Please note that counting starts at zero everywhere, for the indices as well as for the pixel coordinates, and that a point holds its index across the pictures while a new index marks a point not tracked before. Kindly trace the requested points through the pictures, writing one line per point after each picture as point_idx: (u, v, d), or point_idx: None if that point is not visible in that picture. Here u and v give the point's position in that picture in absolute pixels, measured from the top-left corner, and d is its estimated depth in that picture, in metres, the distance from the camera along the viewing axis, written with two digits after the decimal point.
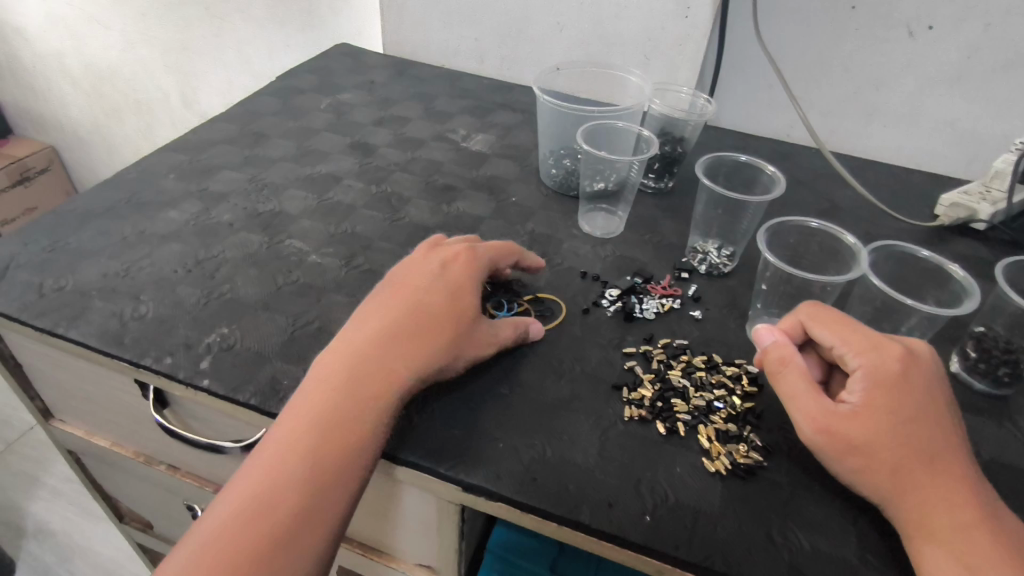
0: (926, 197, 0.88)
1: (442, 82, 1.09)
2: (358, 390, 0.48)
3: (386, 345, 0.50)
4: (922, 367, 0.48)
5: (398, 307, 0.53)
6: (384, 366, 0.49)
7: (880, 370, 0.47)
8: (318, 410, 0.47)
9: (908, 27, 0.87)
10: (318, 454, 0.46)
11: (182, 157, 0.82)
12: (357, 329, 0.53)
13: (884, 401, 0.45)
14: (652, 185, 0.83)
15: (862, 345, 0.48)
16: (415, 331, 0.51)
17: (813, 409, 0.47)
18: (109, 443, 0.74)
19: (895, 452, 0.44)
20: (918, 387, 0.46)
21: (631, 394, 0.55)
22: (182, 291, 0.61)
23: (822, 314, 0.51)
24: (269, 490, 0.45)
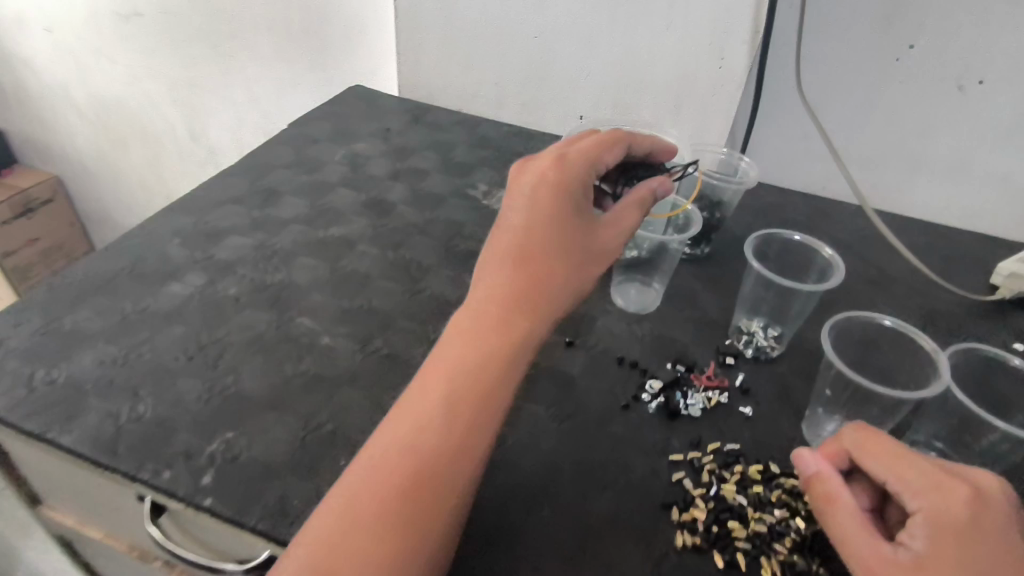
0: (980, 263, 0.82)
1: (460, 129, 1.04)
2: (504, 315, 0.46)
3: (533, 265, 0.47)
4: (996, 509, 0.41)
5: (535, 215, 0.49)
6: (532, 285, 0.47)
7: (945, 515, 0.40)
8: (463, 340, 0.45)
9: (956, 81, 0.81)
10: (473, 379, 0.43)
11: (187, 219, 0.77)
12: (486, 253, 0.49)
13: (954, 555, 0.39)
14: (688, 253, 0.77)
15: (920, 482, 0.42)
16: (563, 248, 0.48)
17: (868, 558, 0.41)
18: (101, 534, 0.68)
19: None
20: (993, 537, 0.40)
21: (682, 516, 0.49)
22: (184, 386, 0.56)
23: (868, 441, 0.45)
24: (427, 418, 0.42)
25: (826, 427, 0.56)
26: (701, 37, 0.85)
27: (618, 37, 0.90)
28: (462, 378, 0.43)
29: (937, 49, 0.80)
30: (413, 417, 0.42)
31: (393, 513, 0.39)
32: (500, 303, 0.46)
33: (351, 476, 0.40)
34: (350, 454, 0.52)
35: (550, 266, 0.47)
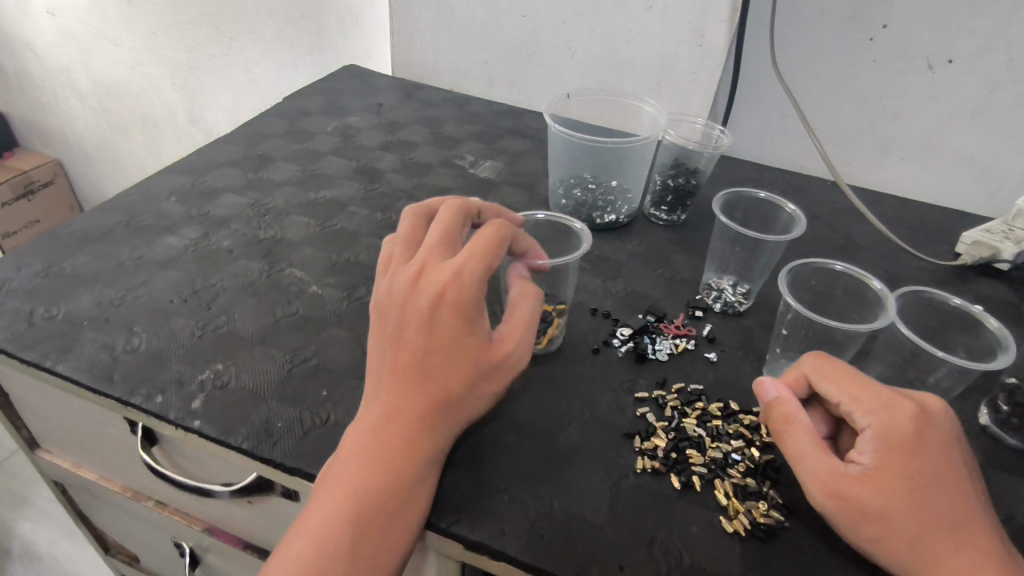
0: (946, 235, 0.86)
1: (450, 106, 1.08)
2: (409, 414, 0.45)
3: (422, 374, 0.45)
4: (940, 427, 0.44)
5: (409, 330, 0.46)
6: (426, 389, 0.45)
7: (893, 432, 0.43)
8: (372, 435, 0.45)
9: (927, 61, 0.85)
10: (391, 468, 0.44)
11: (184, 180, 0.80)
12: (376, 355, 0.48)
13: (899, 466, 0.42)
14: (665, 219, 0.81)
15: (872, 403, 0.44)
16: (451, 355, 0.45)
17: (821, 472, 0.44)
18: (95, 475, 0.71)
19: (911, 520, 0.41)
20: (933, 448, 0.43)
21: (643, 444, 0.52)
22: (177, 323, 0.59)
23: (828, 368, 0.47)
24: (353, 493, 0.43)
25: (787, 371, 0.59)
26: (683, 15, 0.88)
27: (603, 17, 0.93)
28: (374, 471, 0.44)
29: (906, 29, 0.83)
30: (345, 486, 0.44)
31: (348, 540, 0.42)
32: (401, 404, 0.45)
33: (313, 505, 0.44)
34: (333, 386, 0.55)
35: (442, 372, 0.45)
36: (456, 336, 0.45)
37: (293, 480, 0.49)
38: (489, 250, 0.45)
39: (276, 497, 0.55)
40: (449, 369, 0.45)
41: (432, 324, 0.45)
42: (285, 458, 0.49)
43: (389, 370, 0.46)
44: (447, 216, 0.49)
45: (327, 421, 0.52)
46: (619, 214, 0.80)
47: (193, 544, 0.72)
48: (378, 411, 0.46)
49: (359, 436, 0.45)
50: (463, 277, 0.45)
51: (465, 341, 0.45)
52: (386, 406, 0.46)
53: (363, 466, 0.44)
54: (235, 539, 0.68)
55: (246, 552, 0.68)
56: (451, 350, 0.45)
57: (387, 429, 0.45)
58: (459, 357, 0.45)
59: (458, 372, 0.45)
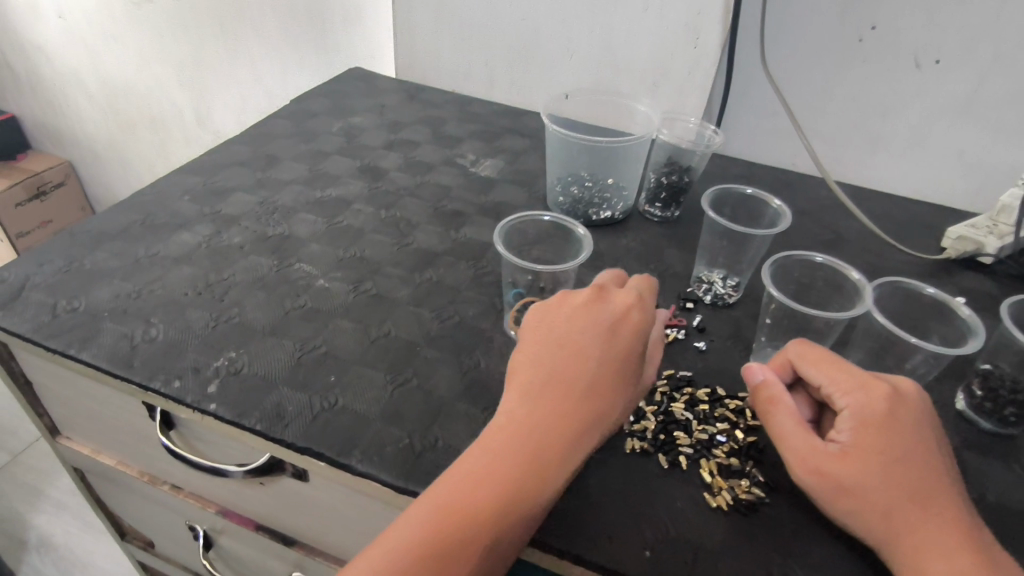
0: (933, 230, 0.88)
1: (452, 106, 1.11)
2: (555, 428, 0.46)
3: (584, 391, 0.47)
4: (911, 407, 0.46)
5: (584, 343, 0.49)
6: (583, 415, 0.47)
7: (868, 412, 0.45)
8: (507, 446, 0.45)
9: (915, 59, 0.87)
10: (523, 480, 0.43)
11: (196, 180, 0.84)
12: (525, 369, 0.49)
13: (873, 443, 0.44)
14: (659, 214, 0.84)
15: (850, 384, 0.47)
16: (614, 384, 0.49)
17: (802, 449, 0.46)
18: (113, 462, 0.74)
19: (884, 494, 0.44)
20: (906, 426, 0.45)
21: (633, 426, 0.55)
22: (192, 315, 0.63)
23: (810, 353, 0.50)
24: (481, 501, 0.42)
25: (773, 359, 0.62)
26: (680, 16, 0.91)
27: (601, 19, 0.96)
28: (520, 469, 0.44)
29: (896, 28, 0.85)
30: (467, 493, 0.43)
31: (458, 550, 0.41)
32: (561, 415, 0.46)
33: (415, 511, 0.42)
34: (340, 372, 0.58)
35: (600, 395, 0.48)
36: (624, 364, 0.49)
37: (302, 459, 0.52)
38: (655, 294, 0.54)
39: (286, 477, 0.59)
40: (607, 392, 0.48)
41: (595, 343, 0.49)
42: (296, 438, 0.52)
43: (540, 382, 0.48)
44: (615, 278, 0.56)
45: (335, 405, 0.55)
46: (614, 211, 0.83)
47: (207, 527, 0.76)
48: (518, 421, 0.46)
49: (490, 449, 0.45)
50: (646, 305, 0.52)
51: (627, 369, 0.49)
52: (529, 419, 0.46)
53: (491, 476, 0.43)
54: (248, 521, 0.71)
55: (258, 533, 0.71)
56: (614, 377, 0.49)
57: (527, 437, 0.45)
58: (621, 383, 0.49)
59: (616, 396, 0.48)
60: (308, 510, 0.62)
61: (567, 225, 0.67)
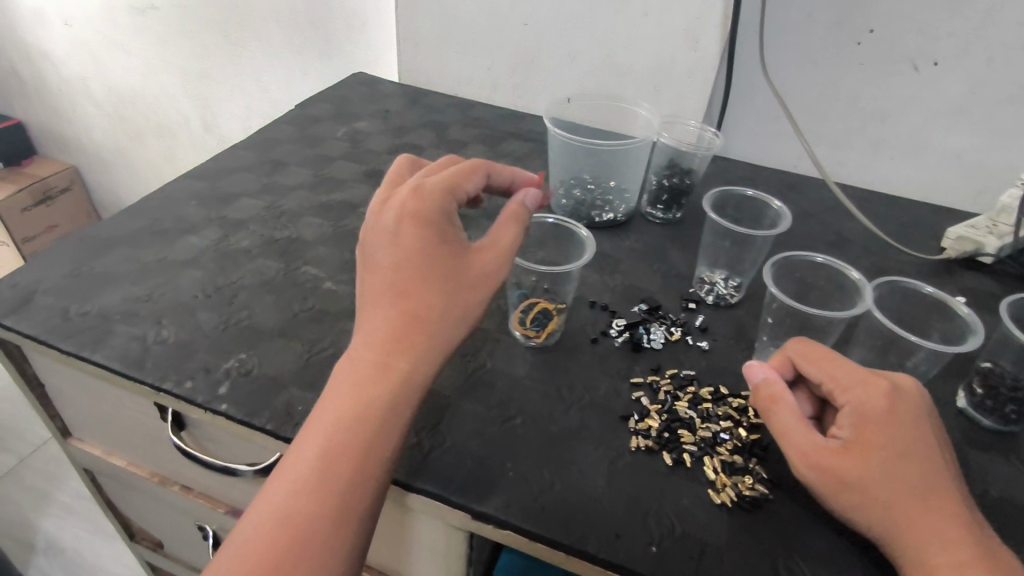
0: (933, 231, 0.89)
1: (455, 111, 1.12)
2: (374, 352, 0.47)
3: (429, 288, 0.48)
4: (909, 403, 0.47)
5: (445, 242, 0.50)
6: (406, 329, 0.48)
7: (868, 407, 0.46)
8: (374, 350, 0.47)
9: (912, 62, 0.88)
10: (382, 388, 0.46)
11: (204, 184, 0.85)
12: (365, 271, 0.51)
13: (875, 438, 0.45)
14: (660, 217, 0.85)
15: (849, 381, 0.48)
16: (428, 271, 0.49)
17: (804, 445, 0.47)
18: (124, 463, 0.75)
19: (885, 488, 0.44)
20: (906, 421, 0.46)
21: (638, 425, 0.56)
22: (202, 317, 0.64)
23: (810, 351, 0.51)
24: (320, 434, 0.45)
25: None
26: (680, 21, 0.92)
27: (603, 25, 0.97)
28: (356, 399, 0.46)
29: (893, 32, 0.86)
30: (346, 413, 0.45)
31: (345, 472, 0.44)
32: (376, 337, 0.48)
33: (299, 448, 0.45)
34: None
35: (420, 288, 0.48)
36: (433, 253, 0.49)
37: None
38: (411, 206, 0.50)
39: None
40: (396, 305, 0.48)
41: (401, 236, 0.50)
42: None
43: (382, 294, 0.49)
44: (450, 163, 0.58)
45: None
46: (616, 213, 0.84)
47: (216, 528, 0.76)
48: (367, 328, 0.49)
49: (353, 362, 0.48)
50: (396, 220, 0.50)
51: (441, 252, 0.50)
52: (374, 326, 0.48)
53: (342, 396, 0.46)
54: None
55: None
56: (412, 271, 0.49)
57: (370, 357, 0.47)
58: (412, 287, 0.48)
59: (463, 283, 0.50)
60: None
61: (568, 227, 0.69)
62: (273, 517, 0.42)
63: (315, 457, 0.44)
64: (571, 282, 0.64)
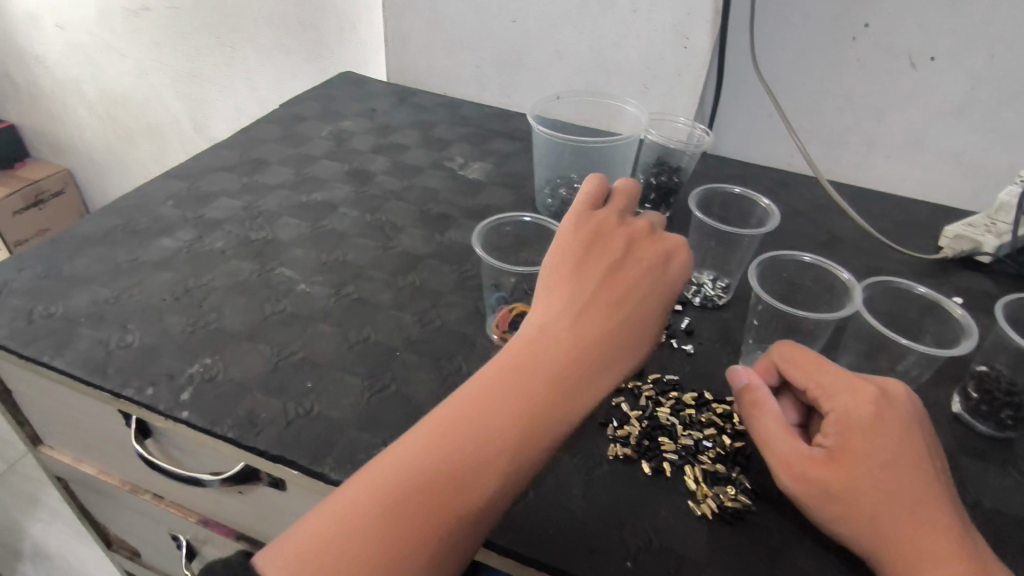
0: (930, 231, 0.86)
1: (443, 110, 1.10)
2: (517, 388, 0.42)
3: (602, 345, 0.44)
4: (899, 409, 0.44)
5: (643, 303, 0.47)
6: (556, 382, 0.42)
7: (854, 414, 0.44)
8: (533, 398, 0.42)
9: (909, 58, 0.85)
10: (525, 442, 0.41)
11: (181, 184, 0.83)
12: (557, 300, 0.46)
13: (860, 446, 0.43)
14: (649, 216, 0.83)
15: (835, 387, 0.45)
16: (618, 336, 0.45)
17: (786, 454, 0.45)
18: (95, 470, 0.73)
19: (872, 500, 0.42)
20: (895, 429, 0.43)
21: (617, 432, 0.54)
22: (170, 320, 0.62)
23: (795, 355, 0.48)
24: (436, 457, 0.39)
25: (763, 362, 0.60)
26: (669, 16, 0.90)
27: (591, 20, 0.95)
28: (485, 439, 0.40)
29: (889, 27, 0.84)
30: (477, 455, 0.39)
31: (438, 517, 0.37)
32: (522, 377, 0.42)
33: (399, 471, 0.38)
34: (317, 378, 0.57)
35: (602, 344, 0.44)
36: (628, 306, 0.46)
37: (275, 467, 0.51)
38: (654, 257, 0.49)
39: (263, 486, 0.58)
40: (553, 350, 0.44)
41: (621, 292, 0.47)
42: (270, 446, 0.50)
43: (544, 328, 0.45)
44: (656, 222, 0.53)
45: (311, 411, 0.54)
46: None
47: (190, 537, 0.74)
48: (532, 363, 0.43)
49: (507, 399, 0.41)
50: (663, 260, 0.49)
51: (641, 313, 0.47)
52: (545, 366, 0.43)
53: (468, 423, 0.40)
54: (229, 531, 0.70)
55: (239, 542, 0.70)
56: (607, 330, 0.45)
57: (514, 394, 0.42)
58: (575, 332, 0.45)
59: (627, 355, 0.46)
60: (287, 519, 0.61)
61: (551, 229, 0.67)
62: (351, 533, 0.36)
63: (410, 481, 0.38)
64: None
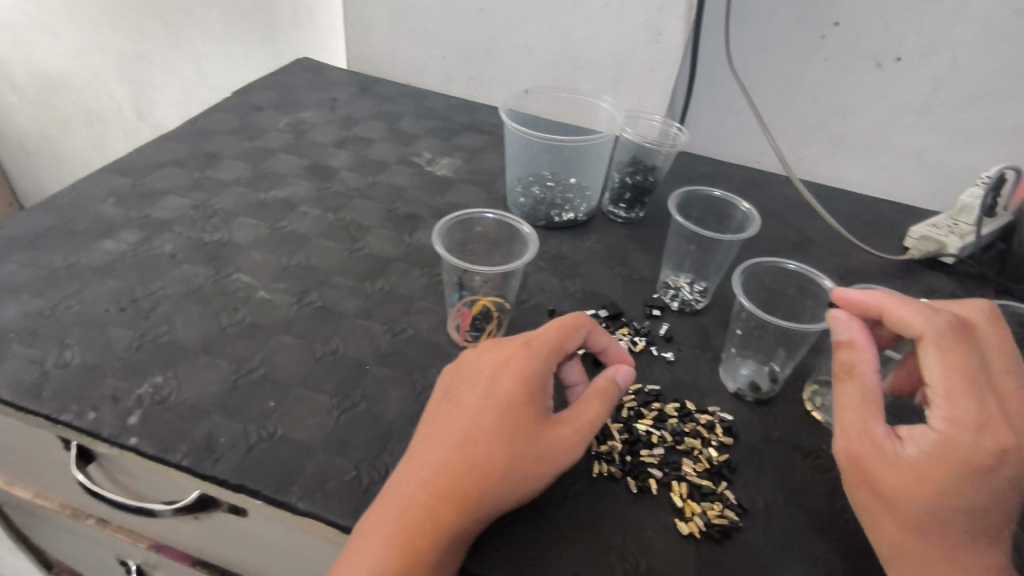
0: (896, 231, 0.88)
1: (407, 101, 1.05)
2: (407, 520, 0.41)
3: (499, 466, 0.43)
4: (1018, 464, 0.39)
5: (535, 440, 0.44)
6: (442, 517, 0.41)
7: (956, 444, 0.39)
8: (430, 481, 0.43)
9: (876, 59, 0.86)
10: (427, 525, 0.41)
11: (123, 180, 0.76)
12: (443, 431, 0.45)
13: (947, 479, 0.39)
14: (624, 215, 0.81)
15: (967, 404, 0.39)
16: (506, 437, 0.43)
17: (857, 431, 0.42)
18: (31, 494, 0.67)
19: (924, 521, 0.39)
20: (1001, 479, 0.38)
21: (600, 448, 0.52)
22: (113, 334, 0.56)
23: (951, 345, 0.42)
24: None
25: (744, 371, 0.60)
26: (642, 11, 0.87)
27: (561, 12, 0.92)
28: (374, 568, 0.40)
29: (858, 27, 0.84)
30: (379, 545, 0.41)
31: None
32: (415, 513, 0.42)
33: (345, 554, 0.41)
34: (280, 396, 0.53)
35: (488, 444, 0.43)
36: (513, 413, 0.44)
37: (236, 497, 0.47)
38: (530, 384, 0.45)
39: (221, 513, 0.53)
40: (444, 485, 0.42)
41: (491, 396, 0.45)
42: (229, 475, 0.46)
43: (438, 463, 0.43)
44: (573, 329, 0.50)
45: (275, 434, 0.50)
46: (577, 212, 0.79)
47: (140, 561, 0.69)
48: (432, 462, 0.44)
49: (402, 488, 0.43)
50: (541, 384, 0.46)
51: (528, 413, 0.45)
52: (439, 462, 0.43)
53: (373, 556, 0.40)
54: (184, 556, 0.64)
55: (195, 568, 0.64)
56: (496, 437, 0.43)
57: (402, 532, 0.41)
58: (464, 472, 0.42)
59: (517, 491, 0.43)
60: (248, 547, 0.56)
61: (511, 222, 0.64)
62: None
63: None
64: (517, 277, 0.60)
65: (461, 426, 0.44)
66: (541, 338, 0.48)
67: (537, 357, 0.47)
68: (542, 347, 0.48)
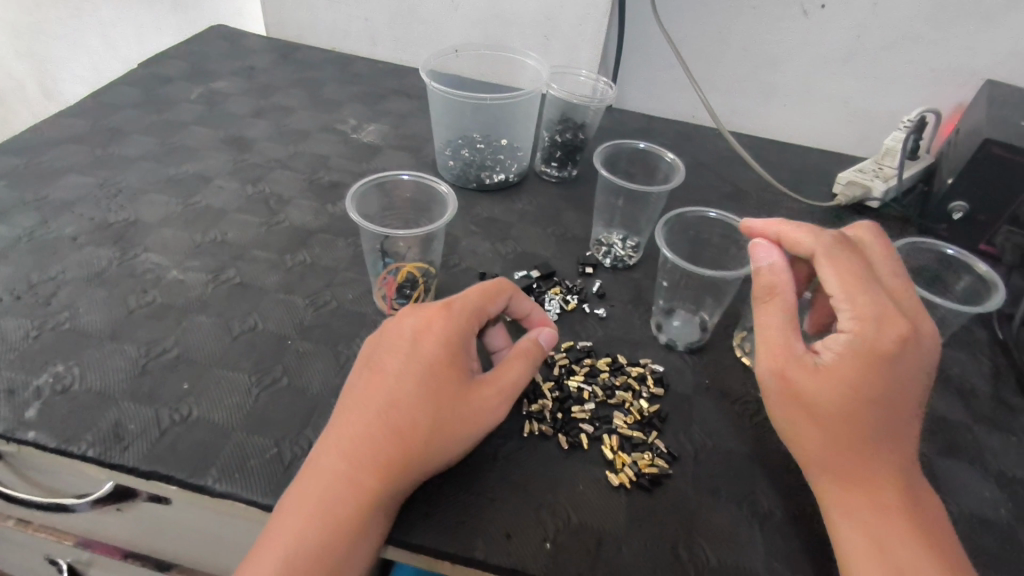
0: (824, 178, 0.89)
1: (331, 67, 1.01)
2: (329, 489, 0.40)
3: (422, 432, 0.41)
4: (917, 354, 0.40)
5: (458, 404, 0.43)
6: (367, 488, 0.40)
7: (864, 339, 0.40)
8: (353, 451, 0.41)
9: (801, 6, 0.86)
10: (352, 497, 0.40)
11: (16, 161, 0.71)
12: (364, 398, 0.43)
13: (861, 373, 0.39)
14: (556, 174, 0.80)
15: (865, 304, 0.41)
16: (427, 402, 0.42)
17: (777, 344, 0.42)
18: None
19: (843, 418, 0.40)
20: (904, 370, 0.40)
21: (531, 407, 0.51)
22: (7, 324, 0.52)
23: (843, 255, 0.43)
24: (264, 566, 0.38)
25: (675, 322, 0.60)
26: None
27: None
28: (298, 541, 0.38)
29: None
30: (301, 520, 0.39)
31: None
32: (338, 484, 0.40)
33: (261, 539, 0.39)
34: (195, 378, 0.50)
35: (409, 407, 0.41)
36: (433, 377, 0.43)
37: (149, 485, 0.44)
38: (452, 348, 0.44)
39: (142, 502, 0.50)
40: (366, 453, 0.41)
41: (413, 361, 0.43)
42: (139, 463, 0.44)
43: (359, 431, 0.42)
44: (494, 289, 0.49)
45: (189, 417, 0.47)
46: (508, 173, 0.78)
47: (70, 560, 0.66)
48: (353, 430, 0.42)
49: (324, 461, 0.41)
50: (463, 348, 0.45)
51: (450, 377, 0.43)
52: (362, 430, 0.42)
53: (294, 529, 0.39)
54: (114, 550, 0.61)
55: (127, 561, 0.62)
56: (418, 403, 0.42)
57: (325, 504, 0.40)
58: (387, 439, 0.41)
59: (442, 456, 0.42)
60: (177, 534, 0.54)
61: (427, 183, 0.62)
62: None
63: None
64: (440, 240, 0.58)
65: (381, 394, 0.42)
66: (462, 300, 0.46)
67: (457, 319, 0.45)
68: (463, 309, 0.46)
